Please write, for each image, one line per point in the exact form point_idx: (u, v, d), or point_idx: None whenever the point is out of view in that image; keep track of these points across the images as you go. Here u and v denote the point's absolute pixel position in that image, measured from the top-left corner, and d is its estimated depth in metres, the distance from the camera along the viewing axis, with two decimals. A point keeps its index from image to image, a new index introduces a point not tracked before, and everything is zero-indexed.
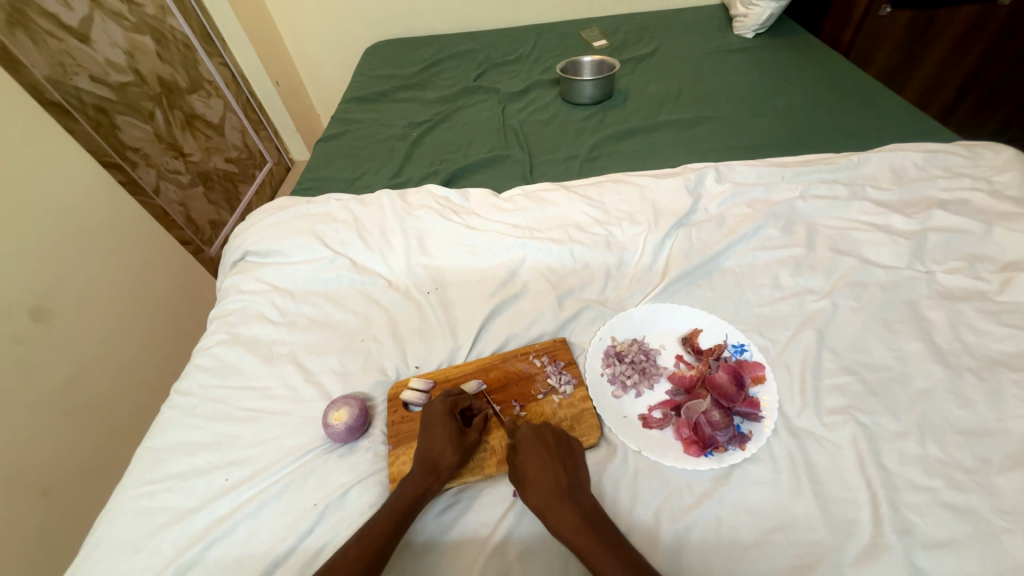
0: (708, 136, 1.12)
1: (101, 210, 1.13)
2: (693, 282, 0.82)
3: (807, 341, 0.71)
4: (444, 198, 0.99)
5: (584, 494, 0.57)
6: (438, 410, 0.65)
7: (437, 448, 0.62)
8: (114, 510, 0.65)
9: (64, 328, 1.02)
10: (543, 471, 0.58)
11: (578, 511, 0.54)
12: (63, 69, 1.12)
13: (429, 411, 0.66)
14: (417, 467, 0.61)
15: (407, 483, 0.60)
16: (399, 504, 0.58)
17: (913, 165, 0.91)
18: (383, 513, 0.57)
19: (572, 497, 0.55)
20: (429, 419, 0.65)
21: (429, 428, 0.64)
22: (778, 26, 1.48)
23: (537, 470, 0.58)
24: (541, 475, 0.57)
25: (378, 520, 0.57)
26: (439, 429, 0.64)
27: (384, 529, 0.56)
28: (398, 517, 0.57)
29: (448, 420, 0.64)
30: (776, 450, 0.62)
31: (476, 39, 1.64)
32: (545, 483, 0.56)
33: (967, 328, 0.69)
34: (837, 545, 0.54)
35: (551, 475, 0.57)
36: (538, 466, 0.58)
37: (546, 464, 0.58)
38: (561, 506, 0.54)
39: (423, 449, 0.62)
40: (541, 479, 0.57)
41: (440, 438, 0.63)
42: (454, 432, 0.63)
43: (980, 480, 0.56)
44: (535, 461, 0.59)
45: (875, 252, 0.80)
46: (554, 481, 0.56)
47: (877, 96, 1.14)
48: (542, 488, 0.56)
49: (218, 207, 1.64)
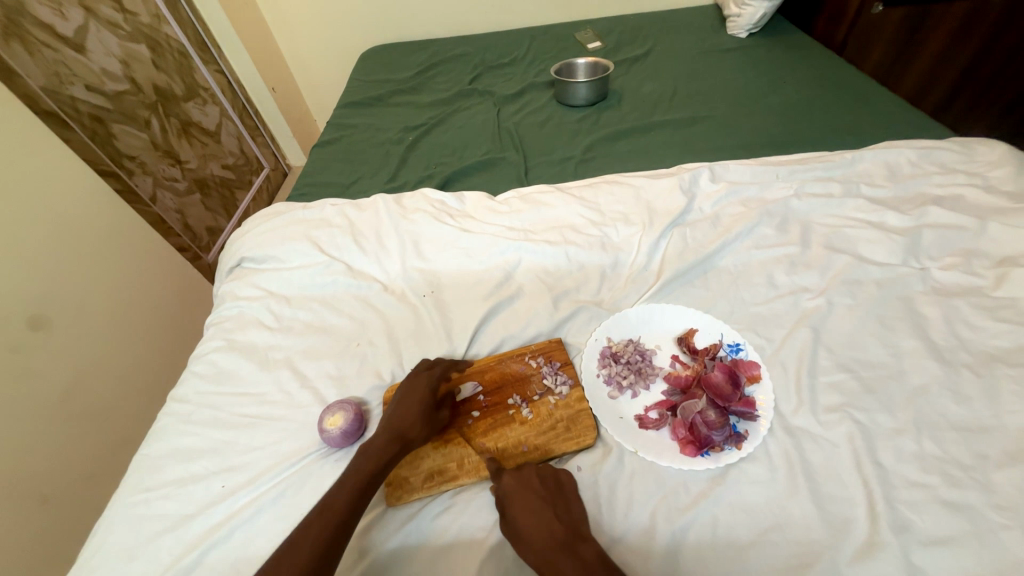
0: (702, 135, 1.12)
1: (101, 218, 1.14)
2: (689, 281, 0.82)
3: (802, 339, 0.71)
4: (439, 201, 0.99)
5: (583, 540, 0.55)
6: (421, 382, 0.67)
7: (408, 419, 0.63)
8: (110, 518, 0.65)
9: (62, 337, 1.02)
10: (536, 524, 0.56)
11: (577, 562, 0.52)
12: (59, 78, 1.12)
13: (412, 382, 0.68)
14: (384, 436, 0.62)
15: (374, 450, 0.61)
16: (364, 472, 0.59)
17: (908, 162, 0.91)
18: (348, 481, 0.58)
19: (570, 548, 0.54)
20: (410, 389, 0.67)
21: (406, 398, 0.66)
22: (771, 25, 1.48)
23: (529, 523, 0.56)
24: (534, 527, 0.56)
25: (342, 489, 0.58)
26: (415, 401, 0.65)
27: (348, 500, 0.57)
28: (362, 488, 0.58)
29: (427, 392, 0.66)
30: (773, 449, 0.61)
31: (470, 43, 1.65)
32: (540, 538, 0.55)
33: (963, 324, 0.69)
34: (834, 543, 0.54)
35: (545, 528, 0.55)
36: (529, 518, 0.57)
37: (537, 515, 0.57)
38: (560, 558, 0.53)
39: (394, 418, 0.64)
40: (535, 534, 0.55)
41: (413, 409, 0.64)
42: (428, 406, 0.65)
43: (977, 477, 0.56)
44: (526, 514, 0.57)
45: (870, 249, 0.80)
46: (549, 535, 0.55)
47: (872, 94, 1.15)
48: (539, 545, 0.55)
49: (214, 214, 1.64)
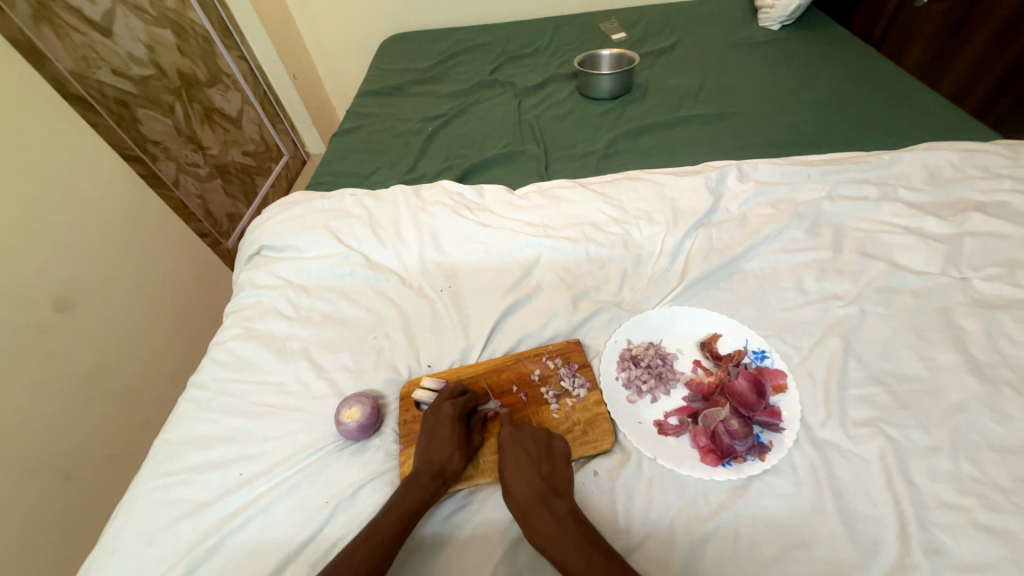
0: (730, 132, 1.08)
1: (124, 204, 1.15)
2: (714, 284, 0.79)
3: (832, 348, 0.68)
4: (458, 194, 0.97)
5: (559, 497, 0.57)
6: (448, 413, 0.65)
7: (445, 452, 0.62)
8: (130, 502, 0.66)
9: (86, 318, 1.03)
10: (518, 478, 0.59)
11: (551, 517, 0.55)
12: (86, 62, 1.13)
13: (438, 413, 0.65)
14: (424, 472, 0.60)
15: (413, 483, 0.59)
16: (406, 507, 0.58)
17: (949, 165, 0.87)
18: (390, 513, 0.57)
19: (546, 503, 0.56)
20: (436, 420, 0.65)
21: (436, 430, 0.64)
22: (805, 18, 1.42)
23: (514, 477, 0.59)
24: (516, 482, 0.58)
25: (385, 522, 0.56)
26: (447, 432, 0.64)
27: (391, 531, 0.56)
28: (405, 520, 0.57)
29: (457, 424, 0.64)
30: (798, 462, 0.59)
31: (493, 32, 1.62)
32: (520, 491, 0.58)
33: (1005, 338, 0.66)
34: (862, 563, 0.52)
35: (525, 482, 0.58)
36: (513, 471, 0.59)
37: (522, 470, 0.59)
38: (536, 514, 0.55)
39: (431, 451, 0.62)
40: (515, 486, 0.58)
41: (448, 442, 0.63)
42: (461, 438, 0.64)
43: (1018, 502, 0.53)
44: (512, 471, 0.59)
45: (906, 256, 0.77)
46: (528, 488, 0.57)
47: (910, 91, 1.10)
48: (518, 496, 0.57)
49: (235, 200, 1.65)
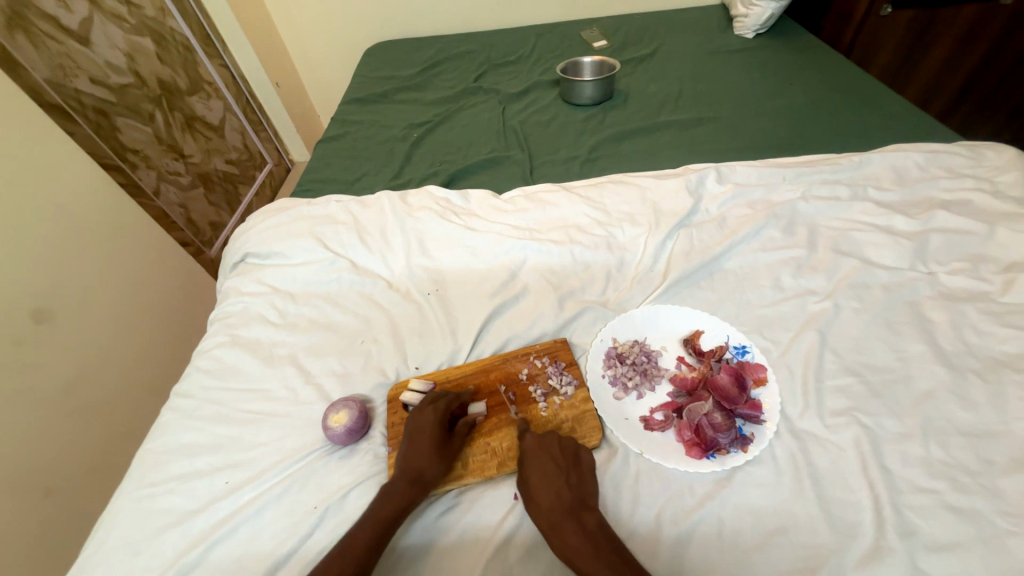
0: (708, 137, 1.11)
1: (104, 213, 1.13)
2: (695, 283, 0.82)
3: (809, 342, 0.71)
4: (444, 198, 0.98)
5: (588, 510, 0.57)
6: (428, 419, 0.65)
7: (424, 457, 0.62)
8: (114, 513, 0.65)
9: (66, 330, 1.02)
10: (545, 488, 0.58)
11: (579, 529, 0.54)
12: (63, 71, 1.12)
13: (419, 418, 0.66)
14: (402, 478, 0.61)
15: (392, 491, 0.60)
16: (383, 517, 0.58)
17: (915, 166, 0.91)
18: (368, 522, 0.57)
19: (574, 515, 0.55)
20: (416, 425, 0.65)
21: (415, 435, 0.64)
22: (778, 26, 1.47)
23: (541, 487, 0.58)
24: (544, 492, 0.58)
25: (363, 530, 0.57)
26: (426, 437, 0.64)
27: (368, 539, 0.56)
28: (382, 529, 0.57)
29: (437, 428, 0.65)
30: (778, 452, 0.61)
31: (476, 40, 1.64)
32: (547, 502, 0.57)
33: (970, 329, 0.69)
34: (841, 547, 0.53)
35: (553, 492, 0.58)
36: (541, 482, 0.59)
37: (550, 480, 0.59)
38: (563, 525, 0.55)
39: (411, 457, 0.62)
40: (542, 496, 0.58)
41: (427, 447, 0.63)
42: (440, 442, 0.64)
43: (985, 483, 0.56)
44: (539, 481, 0.59)
45: (876, 253, 0.80)
46: (555, 498, 0.57)
47: (878, 96, 1.14)
48: (545, 506, 0.57)
49: (218, 209, 1.64)
